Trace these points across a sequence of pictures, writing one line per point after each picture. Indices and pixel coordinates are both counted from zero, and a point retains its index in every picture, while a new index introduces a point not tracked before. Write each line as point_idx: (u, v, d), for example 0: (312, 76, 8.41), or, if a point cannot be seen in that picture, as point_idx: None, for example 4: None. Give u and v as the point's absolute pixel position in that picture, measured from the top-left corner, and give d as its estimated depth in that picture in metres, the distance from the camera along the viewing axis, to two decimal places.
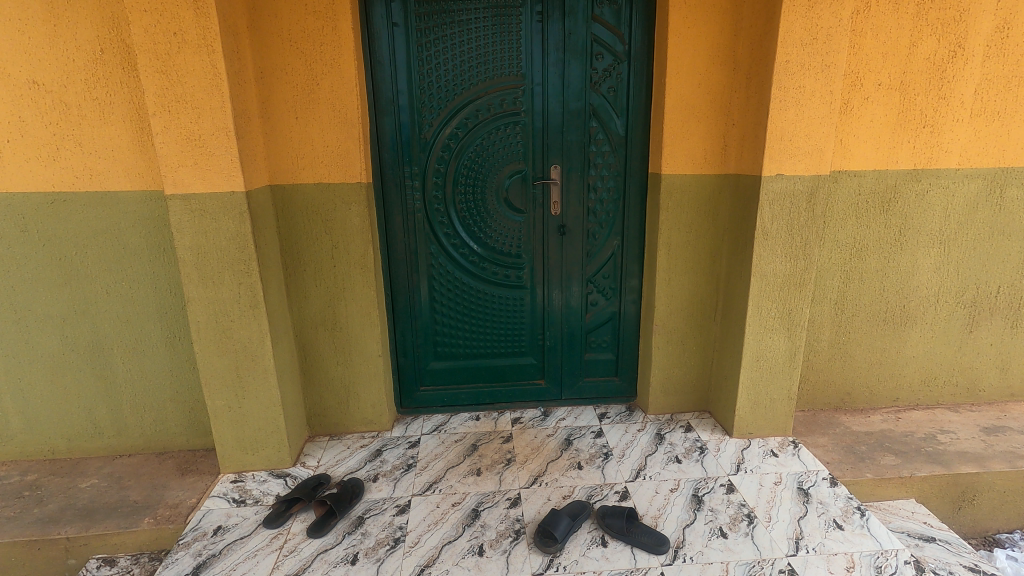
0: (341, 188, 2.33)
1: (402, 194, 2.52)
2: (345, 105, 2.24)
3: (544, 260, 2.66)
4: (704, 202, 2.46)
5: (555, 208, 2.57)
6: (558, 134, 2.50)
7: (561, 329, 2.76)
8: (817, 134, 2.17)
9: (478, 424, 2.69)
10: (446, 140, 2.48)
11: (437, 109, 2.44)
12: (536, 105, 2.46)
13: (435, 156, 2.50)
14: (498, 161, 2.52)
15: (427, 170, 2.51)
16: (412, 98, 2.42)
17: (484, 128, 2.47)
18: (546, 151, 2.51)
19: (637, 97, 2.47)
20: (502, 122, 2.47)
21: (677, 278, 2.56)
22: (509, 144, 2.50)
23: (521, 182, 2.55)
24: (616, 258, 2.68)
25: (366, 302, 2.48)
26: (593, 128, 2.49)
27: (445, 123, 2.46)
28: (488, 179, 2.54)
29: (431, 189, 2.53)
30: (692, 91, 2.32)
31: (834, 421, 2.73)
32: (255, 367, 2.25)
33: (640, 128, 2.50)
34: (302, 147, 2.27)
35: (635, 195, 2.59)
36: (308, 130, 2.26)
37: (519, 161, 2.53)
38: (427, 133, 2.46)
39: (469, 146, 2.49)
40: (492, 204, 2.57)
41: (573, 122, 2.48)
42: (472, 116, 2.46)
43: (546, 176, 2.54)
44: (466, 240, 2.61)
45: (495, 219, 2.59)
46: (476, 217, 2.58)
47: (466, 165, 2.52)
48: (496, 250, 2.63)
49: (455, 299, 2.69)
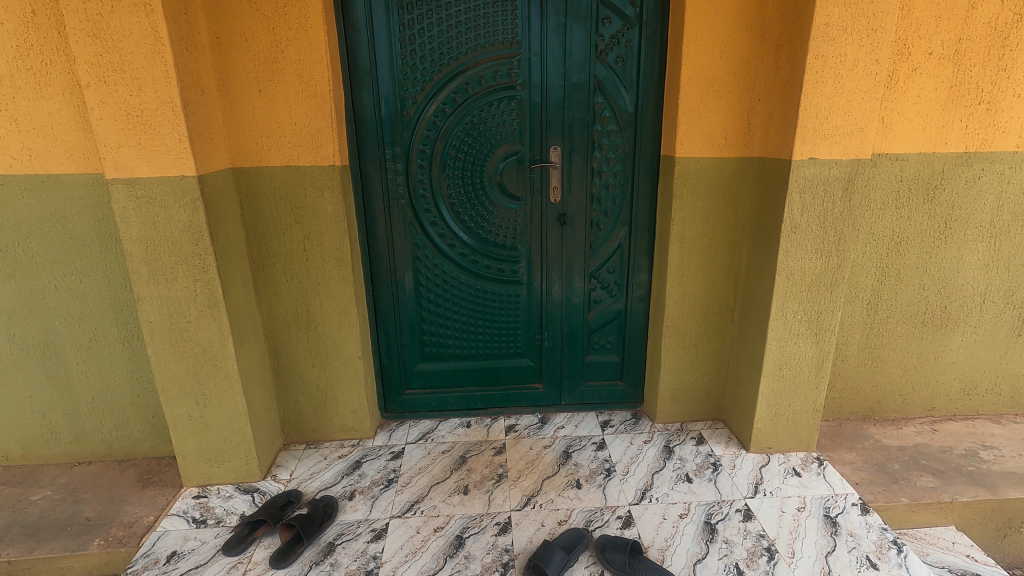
0: (312, 172, 2.07)
1: (382, 179, 2.24)
2: (314, 77, 1.97)
3: (542, 254, 2.39)
4: (723, 189, 2.17)
5: (555, 195, 2.29)
6: (558, 111, 2.20)
7: (561, 329, 2.50)
8: (859, 111, 1.86)
9: (468, 432, 2.46)
10: (432, 117, 2.20)
11: (421, 83, 2.16)
12: (534, 78, 2.17)
13: (420, 136, 2.22)
14: (492, 141, 2.23)
15: (411, 152, 2.23)
16: (393, 70, 2.13)
17: (475, 105, 2.19)
18: (545, 130, 2.22)
19: (649, 69, 2.16)
20: (496, 97, 2.18)
21: (691, 275, 2.29)
22: (503, 122, 2.21)
23: (517, 166, 2.27)
24: (622, 251, 2.41)
25: (343, 300, 2.23)
26: (599, 104, 2.20)
27: (432, 98, 2.18)
28: (480, 161, 2.25)
29: (415, 173, 2.26)
30: (713, 62, 2.02)
31: (862, 433, 2.47)
32: (217, 373, 2.02)
33: (652, 105, 2.20)
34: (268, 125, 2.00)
35: (645, 180, 2.29)
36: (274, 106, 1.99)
37: (515, 142, 2.24)
38: (411, 109, 2.18)
39: (458, 124, 2.21)
40: (484, 190, 2.29)
41: (575, 97, 2.19)
42: (461, 90, 2.17)
43: (545, 159, 2.25)
44: (455, 231, 2.34)
45: (488, 207, 2.32)
46: (466, 205, 2.31)
47: (454, 147, 2.24)
48: (488, 241, 2.36)
49: (444, 295, 2.44)
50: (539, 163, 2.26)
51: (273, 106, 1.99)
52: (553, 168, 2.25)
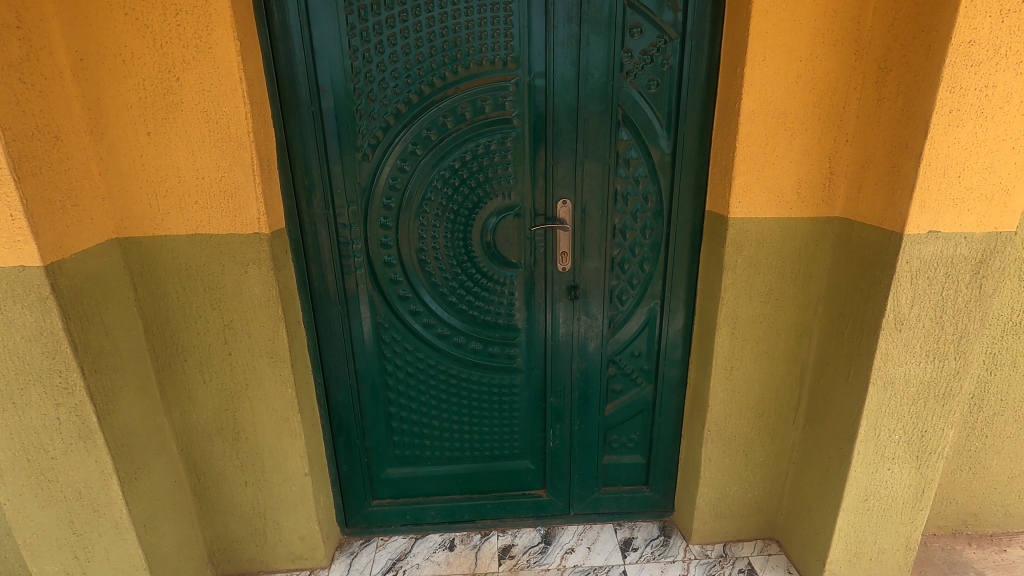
0: (232, 242, 1.50)
1: (333, 242, 1.68)
2: (225, 113, 1.39)
3: (547, 334, 1.83)
4: (790, 259, 1.61)
5: (564, 261, 1.73)
6: (569, 152, 1.63)
7: (570, 425, 1.94)
8: (1004, 166, 1.30)
9: (451, 560, 1.91)
10: (400, 161, 1.64)
11: (385, 116, 1.59)
12: (536, 109, 1.60)
13: (383, 187, 1.66)
14: (479, 192, 1.67)
15: (372, 207, 1.67)
16: (344, 99, 1.56)
17: (457, 144, 1.63)
18: (551, 176, 1.65)
19: (692, 97, 1.59)
20: (485, 134, 1.62)
21: (743, 367, 1.73)
22: (494, 167, 1.65)
23: (515, 224, 1.71)
24: (650, 329, 1.85)
25: (282, 405, 1.68)
26: (624, 143, 1.63)
27: (399, 136, 1.62)
28: (464, 218, 1.70)
29: (378, 234, 1.70)
30: (785, 90, 1.46)
31: (957, 560, 1.92)
32: (100, 521, 1.47)
33: (695, 144, 1.63)
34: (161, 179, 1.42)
35: (683, 241, 1.73)
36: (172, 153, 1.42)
37: (512, 192, 1.68)
38: (370, 151, 1.62)
39: (435, 170, 1.66)
40: (470, 254, 1.74)
41: (591, 135, 1.62)
42: (439, 126, 1.62)
43: (552, 215, 1.69)
44: (432, 306, 1.79)
45: (475, 276, 1.76)
46: (447, 274, 1.76)
47: (429, 199, 1.68)
48: (475, 319, 1.81)
49: (419, 386, 1.88)
50: (543, 220, 1.70)
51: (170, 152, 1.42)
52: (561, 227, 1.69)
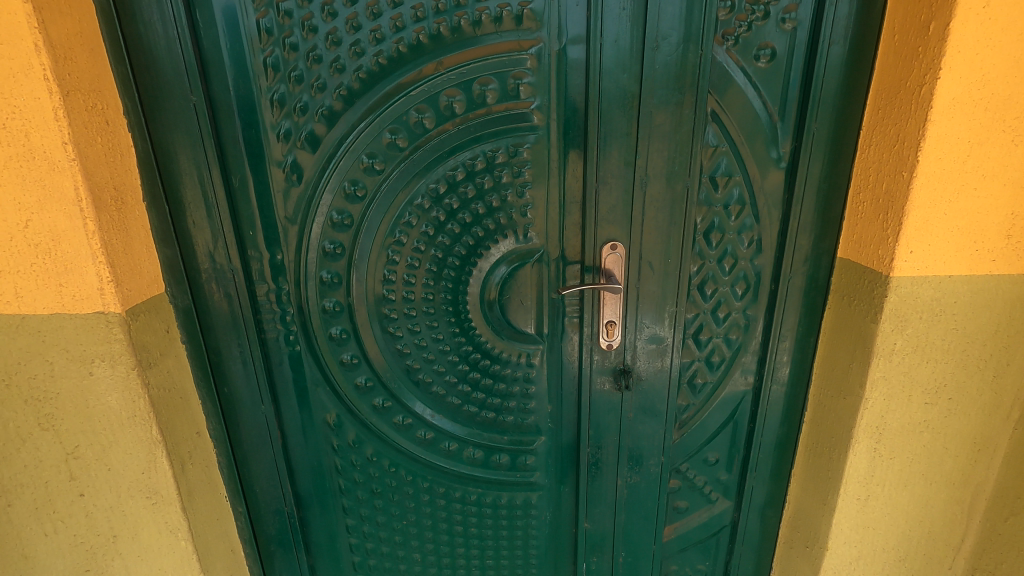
0: (61, 328, 0.89)
1: (248, 310, 1.06)
2: (19, 109, 0.77)
3: (582, 437, 1.22)
4: (982, 343, 1.00)
5: (610, 334, 1.12)
6: (622, 167, 1.01)
7: (612, 556, 1.34)
8: None
9: None
10: (349, 183, 1.01)
11: (320, 110, 0.96)
12: (571, 97, 0.97)
13: (323, 224, 1.03)
14: (477, 230, 1.06)
15: (307, 255, 1.05)
16: (249, 83, 0.94)
17: (442, 155, 1.01)
18: (593, 206, 1.03)
19: (828, 75, 0.96)
20: (487, 138, 1.00)
21: (886, 496, 1.13)
22: (503, 191, 1.03)
23: (534, 279, 1.09)
24: (734, 427, 1.24)
25: (173, 566, 1.07)
26: (712, 152, 1.01)
27: (344, 143, 0.99)
28: (455, 271, 1.08)
29: (320, 295, 1.08)
30: (1014, 63, 0.83)
31: None
32: None
33: (826, 153, 1.01)
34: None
35: (794, 303, 1.11)
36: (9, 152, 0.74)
37: (530, 230, 1.06)
38: (300, 169, 0.99)
39: (407, 196, 1.03)
40: (464, 324, 1.12)
41: (660, 140, 0.99)
42: (410, 126, 0.98)
43: (593, 265, 1.07)
44: (408, 400, 1.18)
45: (473, 355, 1.15)
46: (429, 353, 1.15)
47: (399, 243, 1.06)
48: (474, 416, 1.20)
49: (392, 509, 1.28)
50: (578, 273, 1.09)
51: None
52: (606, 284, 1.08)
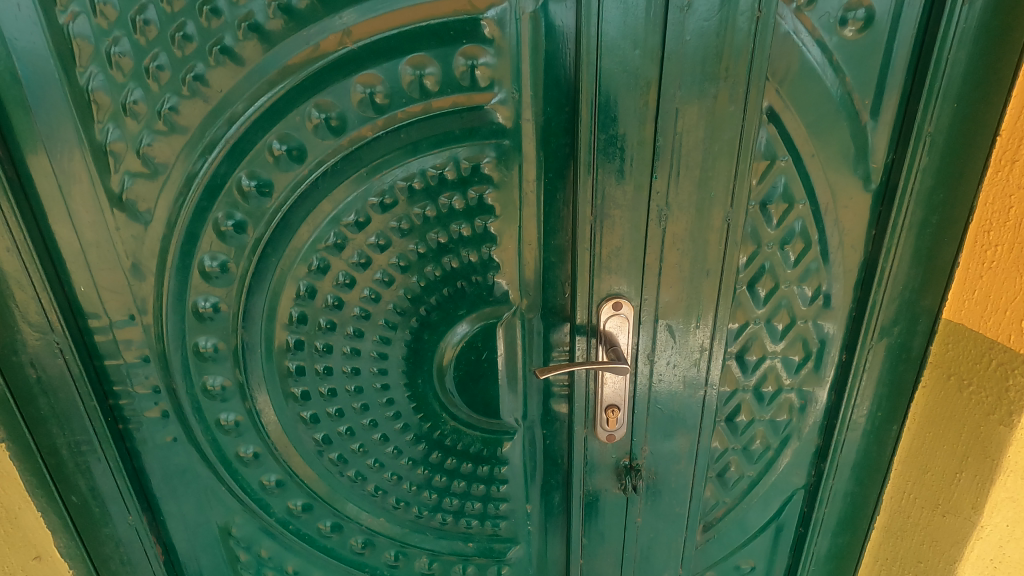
0: None
1: (92, 396, 0.74)
2: None
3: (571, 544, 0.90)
4: None
5: (611, 424, 0.79)
6: (633, 191, 0.67)
7: None
8: None
9: None
10: (223, 217, 0.68)
11: (163, 108, 0.62)
12: (553, 85, 0.63)
13: (193, 276, 0.70)
14: (418, 281, 0.72)
15: (172, 318, 0.72)
16: (47, 67, 0.60)
17: (361, 173, 0.67)
18: (589, 248, 0.69)
19: (954, 49, 0.61)
20: (427, 149, 0.66)
21: None
22: (454, 224, 0.70)
23: (502, 346, 0.76)
24: (778, 530, 0.92)
25: None
26: (766, 168, 0.68)
27: (209, 159, 0.65)
28: (389, 337, 0.75)
29: (198, 372, 0.76)
30: None
31: None
32: None
33: (940, 171, 0.66)
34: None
35: (872, 380, 0.79)
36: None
37: (497, 280, 0.73)
38: (145, 197, 0.66)
39: (311, 234, 0.70)
40: (407, 405, 0.80)
41: (691, 152, 0.65)
42: (307, 131, 0.64)
43: (586, 329, 0.74)
44: (335, 502, 0.86)
45: (421, 446, 0.83)
46: (359, 445, 0.82)
47: (305, 299, 0.72)
48: (426, 520, 0.89)
49: None
50: (566, 336, 0.76)
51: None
52: (607, 356, 0.74)
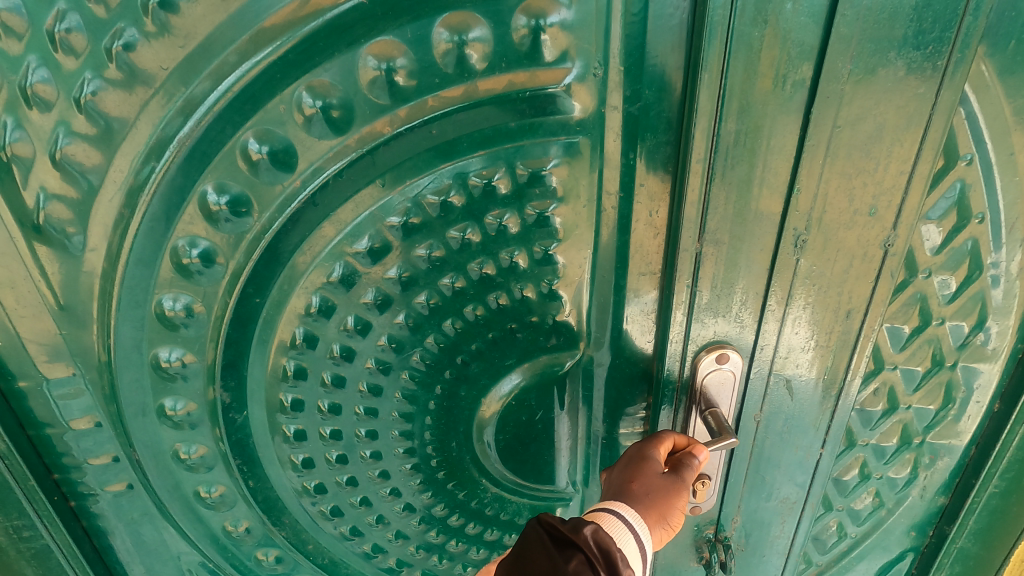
0: None
1: (29, 477, 0.58)
2: None
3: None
4: None
5: (699, 496, 0.61)
6: (762, 210, 0.48)
7: None
8: None
9: None
10: (185, 245, 0.48)
11: (82, 95, 0.43)
12: (657, 58, 0.43)
13: (149, 325, 0.51)
14: (455, 321, 0.54)
15: (121, 376, 0.54)
16: None
17: (375, 184, 0.48)
18: (690, 284, 0.51)
19: None
20: (467, 149, 0.47)
21: None
22: (503, 251, 0.51)
23: (563, 406, 0.59)
24: None
25: None
26: (940, 170, 0.49)
27: (157, 167, 0.45)
28: (413, 392, 0.57)
29: (165, 440, 0.58)
30: None
31: None
32: None
33: None
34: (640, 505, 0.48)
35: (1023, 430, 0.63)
36: (664, 497, 0.49)
37: (558, 323, 0.54)
38: (71, 222, 0.47)
39: (310, 266, 0.51)
40: (435, 473, 0.63)
41: (850, 150, 0.45)
42: (296, 124, 0.44)
43: (674, 386, 0.56)
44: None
45: (452, 516, 0.66)
46: (378, 518, 0.66)
47: (302, 349, 0.54)
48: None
49: None
50: (646, 393, 0.58)
51: (652, 524, 0.48)
52: (704, 420, 0.56)
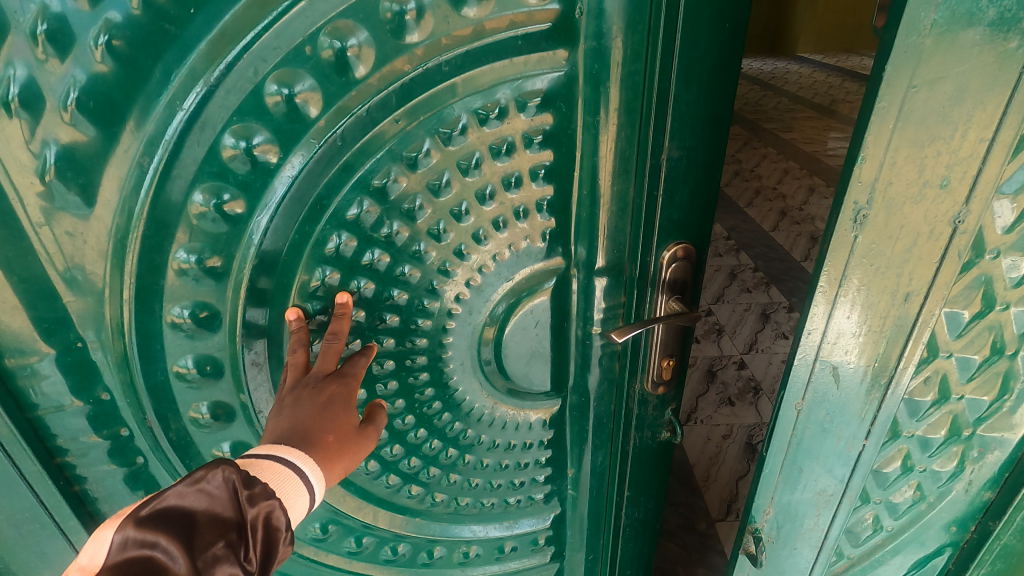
0: None
1: (34, 461, 0.55)
2: None
3: (633, 513, 0.77)
4: None
5: (663, 375, 0.64)
6: (705, 124, 0.52)
7: None
8: None
9: None
10: (202, 194, 0.45)
11: (97, 44, 0.40)
12: None
13: (164, 284, 0.48)
14: (455, 224, 0.53)
15: (132, 346, 0.50)
16: None
17: (394, 120, 0.47)
18: (657, 197, 0.54)
19: None
20: (480, 81, 0.48)
21: None
22: (506, 177, 0.53)
23: (551, 315, 0.61)
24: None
25: None
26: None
27: (180, 113, 0.42)
28: (428, 336, 0.58)
29: (185, 403, 0.55)
30: None
31: None
32: None
33: None
34: (322, 458, 0.43)
35: None
36: (348, 447, 0.46)
37: (552, 244, 0.57)
38: (84, 171, 0.43)
39: (330, 207, 0.49)
40: (453, 397, 0.63)
41: (934, 110, 0.40)
42: (321, 65, 0.43)
43: (643, 281, 0.58)
44: (366, 514, 0.68)
45: (461, 427, 0.65)
46: (393, 449, 0.64)
47: (323, 296, 0.52)
48: (465, 510, 0.73)
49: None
50: (622, 291, 0.59)
51: (333, 480, 0.44)
52: (669, 307, 0.59)
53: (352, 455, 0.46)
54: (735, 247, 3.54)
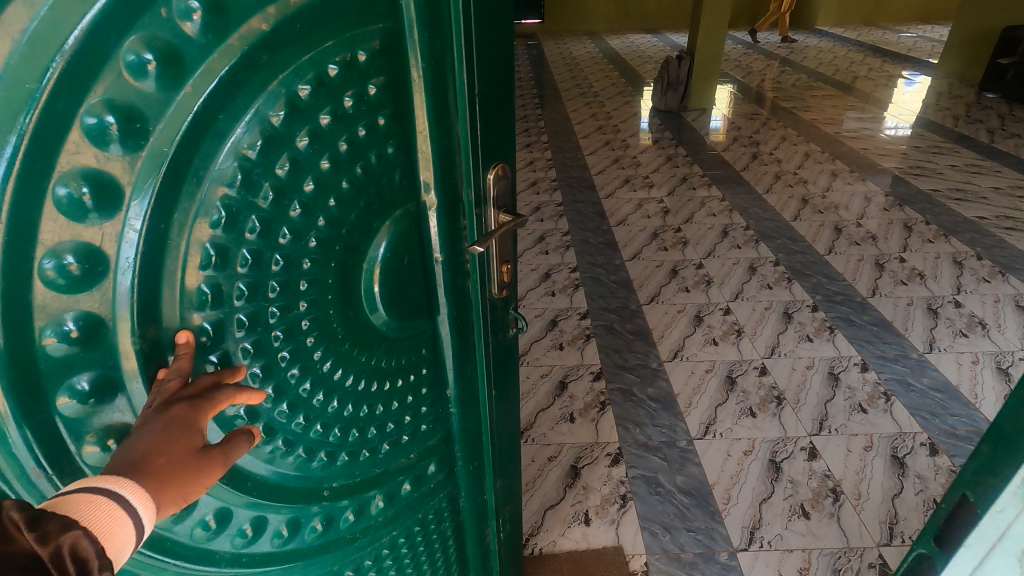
0: None
1: None
2: None
3: (465, 377, 0.88)
4: None
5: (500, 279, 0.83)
6: (490, 64, 0.70)
7: None
8: None
9: None
10: (65, 185, 0.39)
11: None
12: None
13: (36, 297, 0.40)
14: (336, 164, 0.59)
15: (1, 382, 0.40)
16: None
17: (255, 81, 0.49)
18: (475, 124, 0.70)
19: None
20: (320, 41, 0.53)
21: None
22: (356, 124, 0.59)
23: (413, 242, 0.72)
24: None
25: None
26: None
27: (36, 90, 0.36)
28: (313, 283, 0.60)
29: (80, 429, 0.45)
30: None
31: None
32: None
33: None
34: (161, 485, 0.43)
35: None
36: (186, 474, 0.45)
37: (404, 177, 0.68)
38: None
39: (204, 176, 0.47)
40: (335, 338, 0.66)
41: None
42: (166, 21, 0.42)
43: (477, 202, 0.75)
44: (249, 489, 0.62)
45: (359, 357, 0.71)
46: (307, 387, 0.65)
47: (216, 266, 0.50)
48: (368, 443, 0.77)
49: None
50: (461, 216, 0.75)
51: (165, 506, 0.43)
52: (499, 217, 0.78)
53: (194, 480, 0.46)
54: (754, 239, 3.37)
